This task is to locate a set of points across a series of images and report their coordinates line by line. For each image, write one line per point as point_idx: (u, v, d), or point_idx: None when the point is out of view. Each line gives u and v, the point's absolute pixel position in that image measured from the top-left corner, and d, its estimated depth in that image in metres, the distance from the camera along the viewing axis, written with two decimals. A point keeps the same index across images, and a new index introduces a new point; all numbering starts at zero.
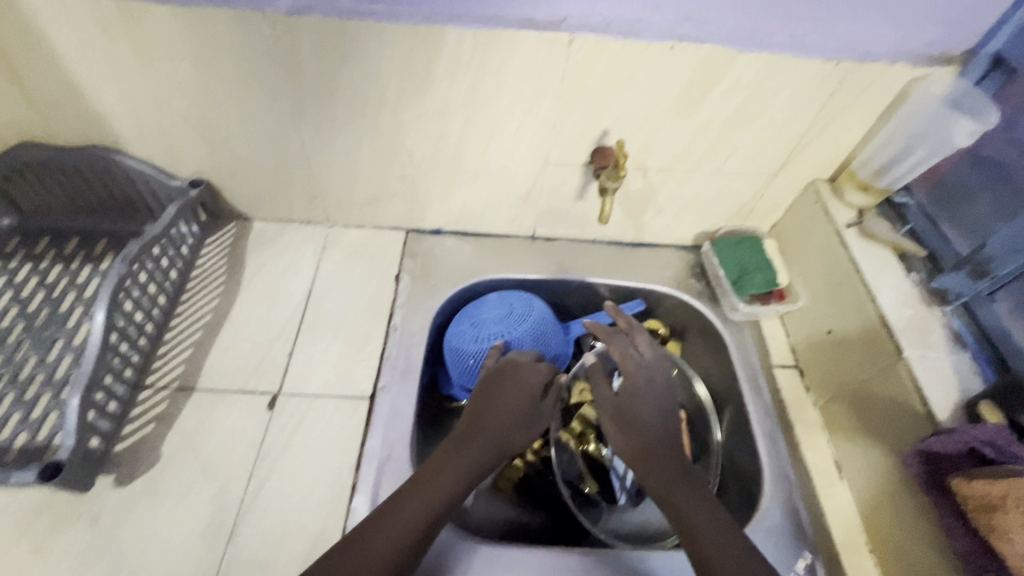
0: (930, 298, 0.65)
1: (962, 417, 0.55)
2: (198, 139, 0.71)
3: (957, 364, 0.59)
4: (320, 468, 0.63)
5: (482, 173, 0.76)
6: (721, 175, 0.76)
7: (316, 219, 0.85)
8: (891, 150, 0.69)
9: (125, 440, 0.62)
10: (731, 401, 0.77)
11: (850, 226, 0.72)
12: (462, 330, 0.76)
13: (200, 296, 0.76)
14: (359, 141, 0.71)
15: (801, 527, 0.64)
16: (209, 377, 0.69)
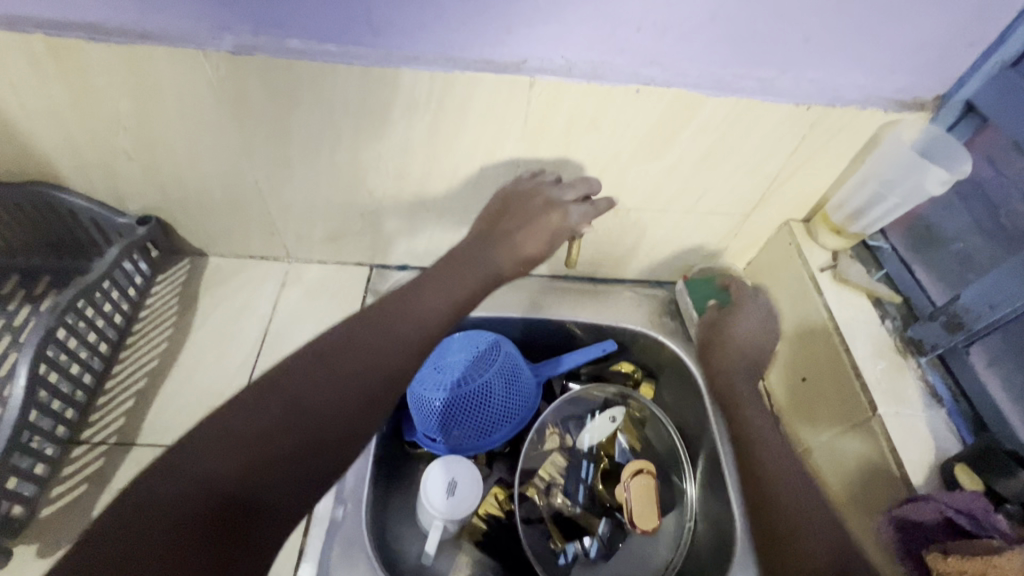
0: (905, 348, 0.63)
1: (938, 481, 0.53)
2: (144, 176, 0.68)
3: (932, 423, 0.57)
4: None
5: (447, 211, 0.73)
6: (694, 214, 0.74)
7: (276, 255, 0.81)
8: (864, 195, 0.67)
9: (53, 503, 0.58)
10: (705, 448, 0.74)
11: (824, 269, 0.70)
12: (424, 375, 0.72)
13: (147, 340, 0.72)
14: (316, 179, 0.68)
15: None
16: (151, 430, 0.64)
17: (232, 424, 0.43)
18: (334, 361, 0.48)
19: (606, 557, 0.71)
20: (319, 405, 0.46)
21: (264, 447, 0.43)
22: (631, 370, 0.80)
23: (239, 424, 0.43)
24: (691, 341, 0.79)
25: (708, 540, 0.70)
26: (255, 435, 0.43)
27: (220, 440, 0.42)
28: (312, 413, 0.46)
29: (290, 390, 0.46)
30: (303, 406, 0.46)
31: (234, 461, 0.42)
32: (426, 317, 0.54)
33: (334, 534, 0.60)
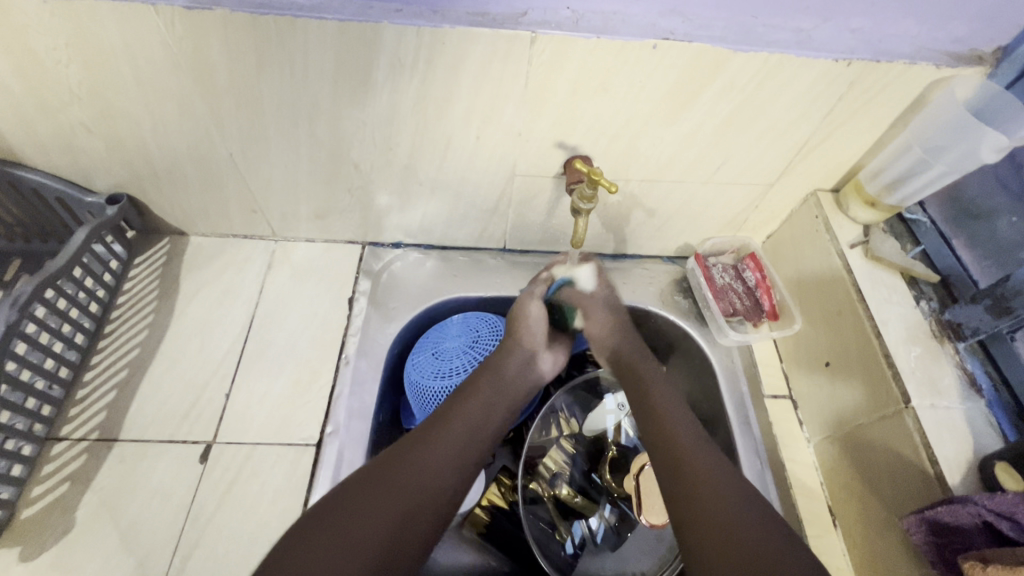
0: (941, 332, 0.58)
1: (976, 481, 0.49)
2: (109, 150, 0.62)
3: (970, 416, 0.52)
4: (256, 529, 0.56)
5: (441, 185, 0.67)
6: (712, 185, 0.67)
7: (260, 233, 0.76)
8: (905, 163, 0.60)
9: (33, 504, 0.55)
10: (718, 434, 0.70)
11: (854, 245, 0.64)
12: (422, 362, 0.68)
13: (126, 327, 0.68)
14: (297, 152, 0.62)
15: None
16: (133, 425, 0.61)
17: (330, 519, 0.46)
18: (374, 478, 0.49)
19: (614, 546, 0.69)
20: (437, 483, 0.51)
21: (419, 525, 0.48)
22: None
23: (362, 516, 0.46)
24: (705, 322, 0.74)
25: None
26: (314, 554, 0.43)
27: (369, 529, 0.46)
28: (361, 522, 0.46)
29: (417, 474, 0.50)
30: (441, 479, 0.51)
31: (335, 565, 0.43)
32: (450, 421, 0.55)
33: None
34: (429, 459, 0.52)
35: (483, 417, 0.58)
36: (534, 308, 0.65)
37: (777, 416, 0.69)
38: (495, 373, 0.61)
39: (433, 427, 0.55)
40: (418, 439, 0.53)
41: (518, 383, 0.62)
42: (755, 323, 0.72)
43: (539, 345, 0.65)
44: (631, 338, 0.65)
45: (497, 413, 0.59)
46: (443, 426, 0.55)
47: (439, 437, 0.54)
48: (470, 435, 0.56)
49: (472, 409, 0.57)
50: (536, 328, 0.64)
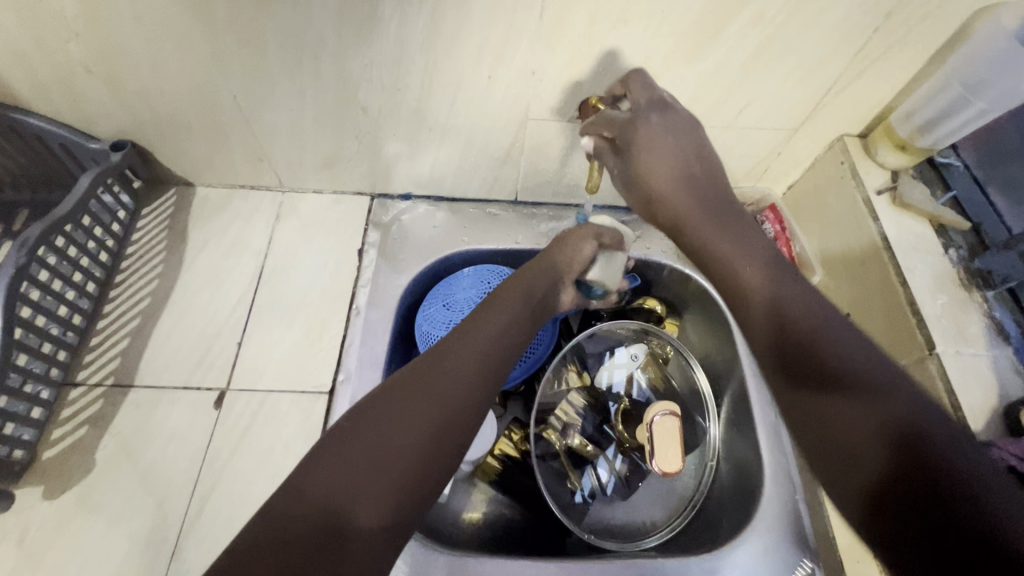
0: (969, 281, 0.56)
1: (999, 428, 0.48)
2: (110, 93, 0.60)
3: (997, 363, 0.51)
4: (272, 473, 0.57)
5: (451, 131, 0.65)
6: (733, 130, 0.64)
7: (267, 184, 0.74)
8: (943, 100, 0.56)
9: (54, 446, 0.56)
10: (731, 386, 0.69)
11: (881, 192, 0.62)
12: (434, 313, 0.68)
13: (136, 277, 0.68)
14: (301, 94, 0.60)
15: (803, 533, 0.57)
16: (148, 372, 0.61)
17: (369, 418, 0.43)
18: (404, 384, 0.46)
19: (624, 495, 0.69)
20: (471, 382, 0.47)
21: (460, 429, 0.45)
22: (657, 307, 0.74)
23: (403, 409, 0.44)
24: None
25: (730, 478, 0.66)
26: (349, 456, 0.41)
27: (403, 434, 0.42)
28: (396, 425, 0.43)
29: (447, 376, 0.46)
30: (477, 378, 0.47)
31: (367, 472, 0.40)
32: (478, 325, 0.51)
33: None
34: (456, 363, 0.47)
35: (514, 318, 0.53)
36: (587, 249, 0.63)
37: None
38: (522, 281, 0.56)
39: (459, 333, 0.50)
40: (444, 344, 0.49)
41: (547, 292, 0.57)
42: None
43: (570, 274, 0.61)
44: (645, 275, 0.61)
45: (529, 313, 0.54)
46: (472, 328, 0.50)
47: (472, 333, 0.50)
48: (503, 337, 0.51)
49: (500, 315, 0.52)
50: (580, 259, 0.62)
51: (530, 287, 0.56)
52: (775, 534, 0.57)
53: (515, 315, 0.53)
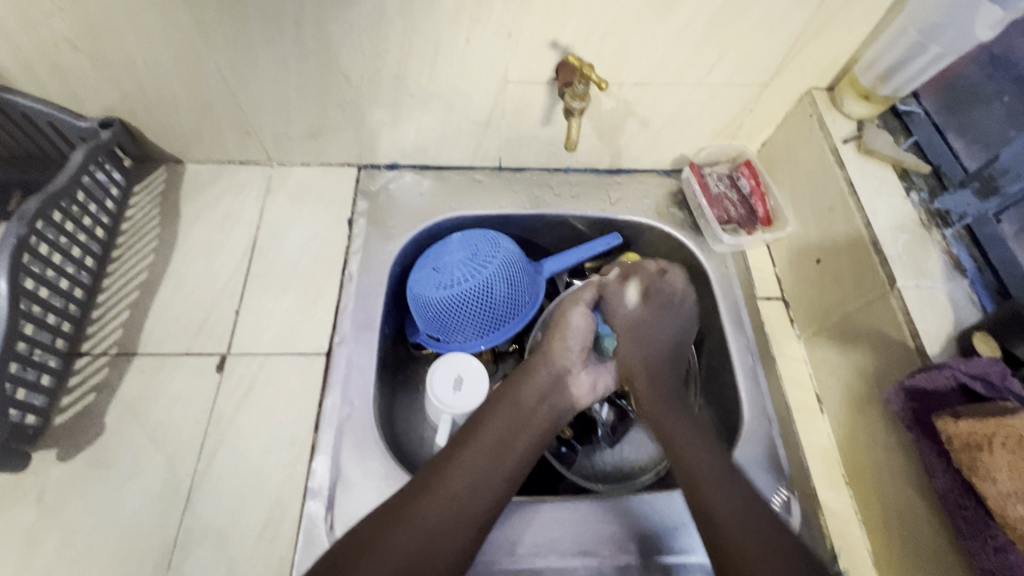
0: (929, 221, 0.59)
1: (954, 351, 0.51)
2: (98, 69, 0.61)
3: (952, 293, 0.54)
4: (275, 428, 0.60)
5: (433, 97, 0.67)
6: (705, 88, 0.67)
7: (255, 159, 0.76)
8: (901, 49, 0.60)
9: (64, 412, 0.59)
10: (710, 337, 0.73)
11: (847, 141, 0.65)
12: (424, 276, 0.70)
13: (133, 252, 0.69)
14: (285, 64, 0.62)
15: (779, 463, 0.60)
16: (150, 340, 0.64)
17: (382, 533, 0.48)
18: (417, 500, 0.50)
19: (612, 444, 0.72)
20: (456, 513, 0.50)
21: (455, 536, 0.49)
22: (638, 262, 0.77)
23: (411, 519, 0.49)
24: (700, 231, 0.75)
25: (711, 420, 0.70)
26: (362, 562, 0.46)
27: (385, 564, 0.46)
28: (405, 536, 0.48)
29: (431, 509, 0.50)
30: (464, 506, 0.51)
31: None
32: (478, 435, 0.56)
33: (344, 432, 0.59)
34: (458, 474, 0.52)
35: (504, 442, 0.56)
36: (573, 315, 0.63)
37: (768, 316, 0.71)
38: (517, 396, 0.59)
39: (448, 461, 0.54)
40: (447, 456, 0.54)
41: (551, 391, 0.60)
42: (750, 230, 0.72)
43: (574, 360, 0.62)
44: (659, 373, 0.61)
45: (524, 429, 0.57)
46: (473, 436, 0.56)
47: (472, 446, 0.55)
48: (501, 451, 0.55)
49: (499, 429, 0.56)
50: (572, 344, 0.62)
51: (529, 394, 0.59)
52: (751, 464, 0.60)
53: (513, 420, 0.57)
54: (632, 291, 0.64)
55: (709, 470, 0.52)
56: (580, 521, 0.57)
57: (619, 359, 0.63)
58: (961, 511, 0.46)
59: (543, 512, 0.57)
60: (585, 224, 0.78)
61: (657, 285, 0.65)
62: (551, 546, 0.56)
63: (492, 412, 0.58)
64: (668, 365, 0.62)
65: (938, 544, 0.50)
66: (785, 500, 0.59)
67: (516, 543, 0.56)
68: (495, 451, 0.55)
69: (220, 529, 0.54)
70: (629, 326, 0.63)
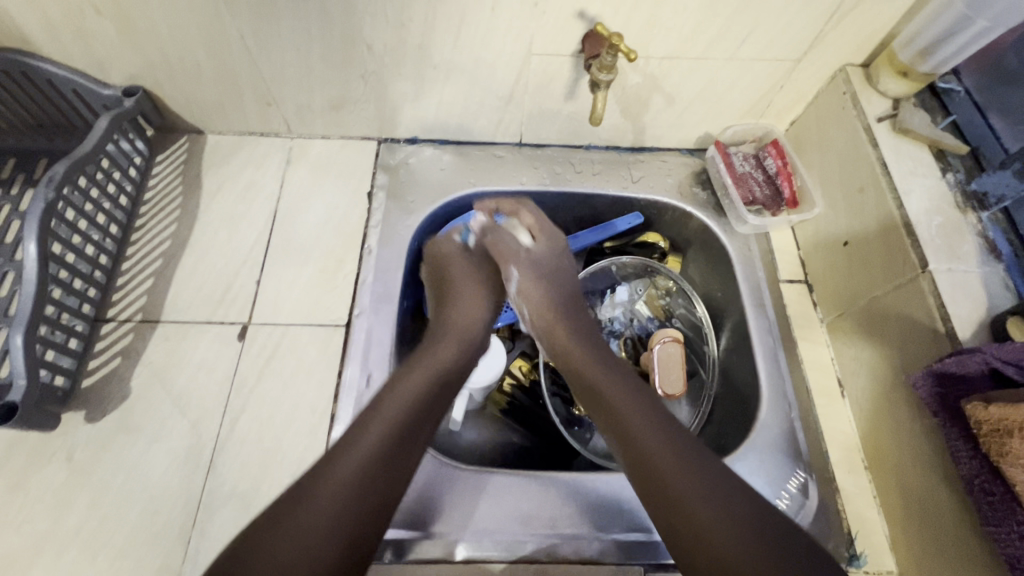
0: (965, 203, 0.57)
1: (985, 336, 0.50)
2: (120, 35, 0.61)
3: (986, 278, 0.53)
4: (296, 397, 0.60)
5: (455, 69, 0.66)
6: (735, 63, 0.65)
7: (276, 130, 0.76)
8: (945, 22, 0.57)
9: (91, 376, 0.60)
10: (730, 319, 0.72)
11: (881, 120, 0.63)
12: None
13: (156, 221, 0.70)
14: (308, 33, 0.61)
15: (797, 446, 0.60)
16: (173, 308, 0.64)
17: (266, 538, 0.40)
18: (320, 495, 0.42)
19: None
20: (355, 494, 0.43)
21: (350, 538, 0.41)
22: (660, 242, 0.76)
23: (309, 515, 0.41)
24: (724, 212, 0.73)
25: (728, 403, 0.69)
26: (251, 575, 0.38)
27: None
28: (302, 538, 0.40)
29: (339, 488, 0.43)
30: (370, 481, 0.44)
31: None
32: (374, 421, 0.48)
33: (363, 403, 0.60)
34: (354, 460, 0.45)
35: (401, 426, 0.48)
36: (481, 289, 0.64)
37: (790, 299, 0.70)
38: (413, 373, 0.53)
39: (343, 445, 0.46)
40: (342, 447, 0.46)
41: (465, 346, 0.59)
42: (775, 212, 0.71)
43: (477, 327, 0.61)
44: (571, 311, 0.61)
45: (424, 426, 0.50)
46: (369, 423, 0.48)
47: (369, 429, 0.47)
48: (401, 438, 0.48)
49: (390, 410, 0.49)
50: (477, 292, 0.63)
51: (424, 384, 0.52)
52: (770, 446, 0.60)
53: (407, 405, 0.50)
54: (523, 238, 0.63)
55: (659, 450, 0.47)
56: (595, 497, 0.57)
57: (532, 270, 0.62)
58: (988, 496, 0.45)
59: (557, 485, 0.57)
60: (606, 203, 0.77)
61: (532, 220, 0.64)
62: (563, 518, 0.56)
63: (387, 396, 0.50)
64: (568, 308, 0.61)
65: (959, 530, 0.49)
66: (803, 482, 0.58)
67: (528, 511, 0.56)
68: (395, 442, 0.47)
69: (242, 492, 0.55)
70: (548, 265, 0.63)
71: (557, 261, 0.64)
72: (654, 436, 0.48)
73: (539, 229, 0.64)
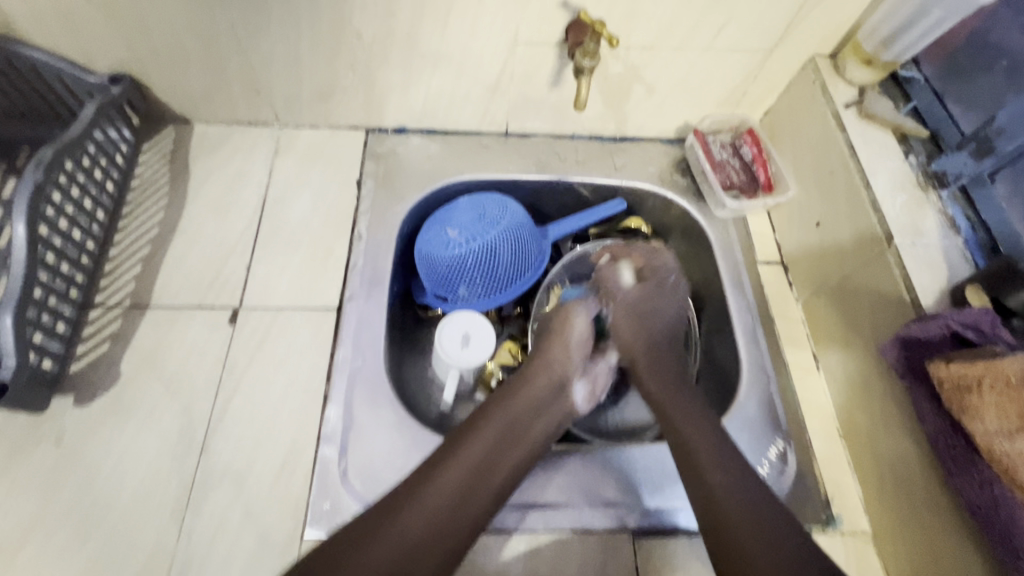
0: (926, 182, 0.61)
1: (946, 303, 0.53)
2: (109, 21, 0.61)
3: (947, 251, 0.56)
4: (288, 379, 0.61)
5: (443, 58, 0.67)
6: (712, 53, 0.68)
7: (264, 120, 0.77)
8: (905, 12, 0.61)
9: (79, 361, 0.59)
10: (711, 300, 0.74)
11: (848, 106, 0.66)
12: (432, 236, 0.71)
13: (143, 209, 0.70)
14: (298, 21, 0.62)
15: (776, 416, 0.63)
16: (162, 293, 0.64)
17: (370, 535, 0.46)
18: (418, 501, 0.48)
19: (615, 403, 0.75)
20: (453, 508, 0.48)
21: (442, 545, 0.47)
22: (642, 227, 0.78)
23: (406, 520, 0.47)
24: (703, 197, 0.76)
25: (710, 380, 0.72)
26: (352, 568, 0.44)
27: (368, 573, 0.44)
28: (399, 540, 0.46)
29: (432, 498, 0.48)
30: (465, 496, 0.49)
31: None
32: (475, 437, 0.52)
33: (356, 383, 0.60)
34: (451, 473, 0.50)
35: (502, 444, 0.53)
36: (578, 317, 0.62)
37: (767, 279, 0.73)
38: (514, 402, 0.56)
39: (452, 451, 0.51)
40: (443, 456, 0.51)
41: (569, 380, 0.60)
42: (751, 197, 0.74)
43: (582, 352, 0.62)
44: (663, 349, 0.63)
45: (512, 450, 0.53)
46: (471, 438, 0.52)
47: (472, 445, 0.52)
48: (497, 459, 0.52)
49: (493, 432, 0.53)
50: (581, 316, 0.63)
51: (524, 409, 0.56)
52: (751, 417, 0.62)
53: (507, 428, 0.54)
54: (581, 324, 0.62)
55: (711, 470, 0.51)
56: (611, 471, 0.59)
57: (633, 321, 0.64)
58: (952, 451, 0.48)
59: (575, 462, 0.59)
60: (590, 190, 0.79)
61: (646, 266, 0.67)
62: (581, 493, 0.58)
63: (490, 415, 0.55)
64: (667, 347, 0.63)
65: (926, 485, 0.52)
66: (782, 451, 0.61)
67: (548, 488, 0.58)
68: (493, 464, 0.52)
69: (236, 471, 0.56)
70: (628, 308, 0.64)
71: (662, 300, 0.66)
72: (697, 420, 0.55)
73: (646, 264, 0.67)
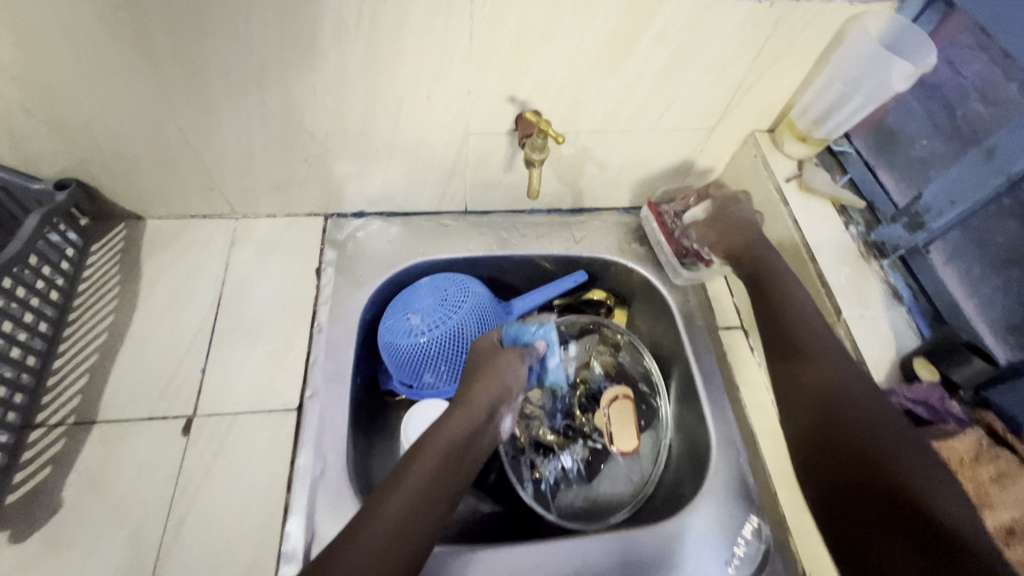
0: (866, 251, 0.64)
1: (897, 376, 0.55)
2: (52, 133, 0.60)
3: (892, 321, 0.58)
4: (247, 491, 0.58)
5: (397, 149, 0.68)
6: (657, 133, 0.71)
7: (219, 212, 0.76)
8: (828, 98, 0.65)
9: (17, 490, 0.56)
10: (676, 368, 0.75)
11: (789, 179, 0.69)
12: (394, 324, 0.70)
13: (91, 314, 0.67)
14: (249, 124, 0.62)
15: (748, 491, 0.63)
16: (110, 406, 0.62)
17: None
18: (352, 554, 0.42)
19: (588, 480, 0.73)
20: None
21: None
22: (604, 298, 0.80)
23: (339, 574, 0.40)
24: (661, 267, 0.78)
25: (681, 451, 0.72)
26: None
27: None
28: None
29: (366, 545, 0.42)
30: (400, 542, 0.43)
31: None
32: (410, 474, 0.47)
33: (318, 490, 0.58)
34: (385, 517, 0.44)
35: (439, 478, 0.48)
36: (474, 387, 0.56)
37: (730, 345, 0.74)
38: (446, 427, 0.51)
39: (386, 488, 0.46)
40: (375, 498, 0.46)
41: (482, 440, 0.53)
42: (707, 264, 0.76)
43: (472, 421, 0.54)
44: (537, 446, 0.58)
45: (449, 482, 0.48)
46: (403, 473, 0.47)
47: (405, 482, 0.46)
48: (432, 496, 0.47)
49: (428, 469, 0.48)
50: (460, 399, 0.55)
51: (456, 447, 0.51)
52: (723, 494, 0.62)
53: (439, 466, 0.48)
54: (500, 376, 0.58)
55: None
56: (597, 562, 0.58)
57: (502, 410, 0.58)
58: None
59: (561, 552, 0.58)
60: (552, 262, 0.80)
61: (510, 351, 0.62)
62: None
63: (416, 459, 0.49)
64: None
65: None
66: (756, 527, 0.61)
67: None
68: (430, 501, 0.46)
69: None
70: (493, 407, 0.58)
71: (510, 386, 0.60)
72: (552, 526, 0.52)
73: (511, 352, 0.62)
